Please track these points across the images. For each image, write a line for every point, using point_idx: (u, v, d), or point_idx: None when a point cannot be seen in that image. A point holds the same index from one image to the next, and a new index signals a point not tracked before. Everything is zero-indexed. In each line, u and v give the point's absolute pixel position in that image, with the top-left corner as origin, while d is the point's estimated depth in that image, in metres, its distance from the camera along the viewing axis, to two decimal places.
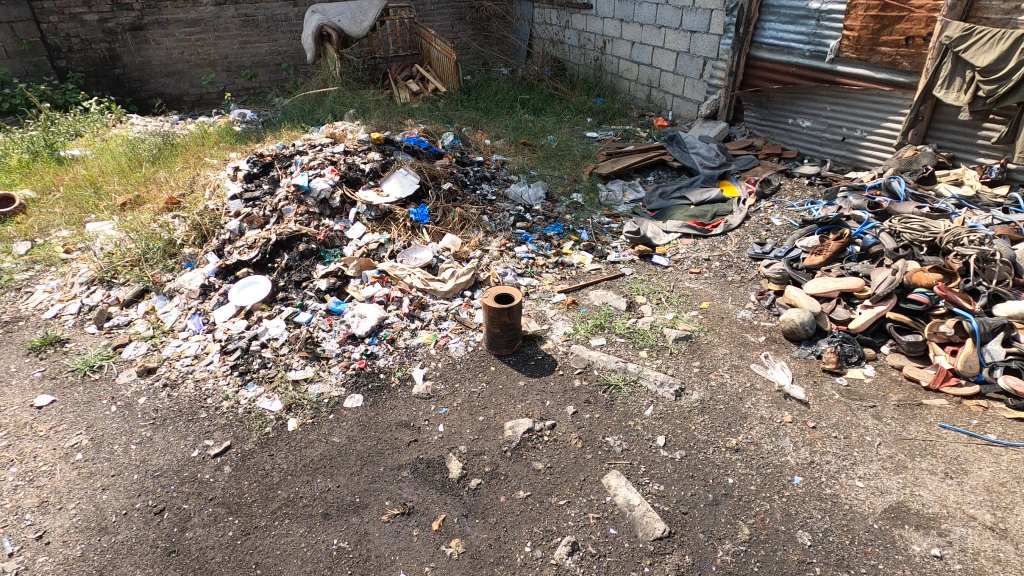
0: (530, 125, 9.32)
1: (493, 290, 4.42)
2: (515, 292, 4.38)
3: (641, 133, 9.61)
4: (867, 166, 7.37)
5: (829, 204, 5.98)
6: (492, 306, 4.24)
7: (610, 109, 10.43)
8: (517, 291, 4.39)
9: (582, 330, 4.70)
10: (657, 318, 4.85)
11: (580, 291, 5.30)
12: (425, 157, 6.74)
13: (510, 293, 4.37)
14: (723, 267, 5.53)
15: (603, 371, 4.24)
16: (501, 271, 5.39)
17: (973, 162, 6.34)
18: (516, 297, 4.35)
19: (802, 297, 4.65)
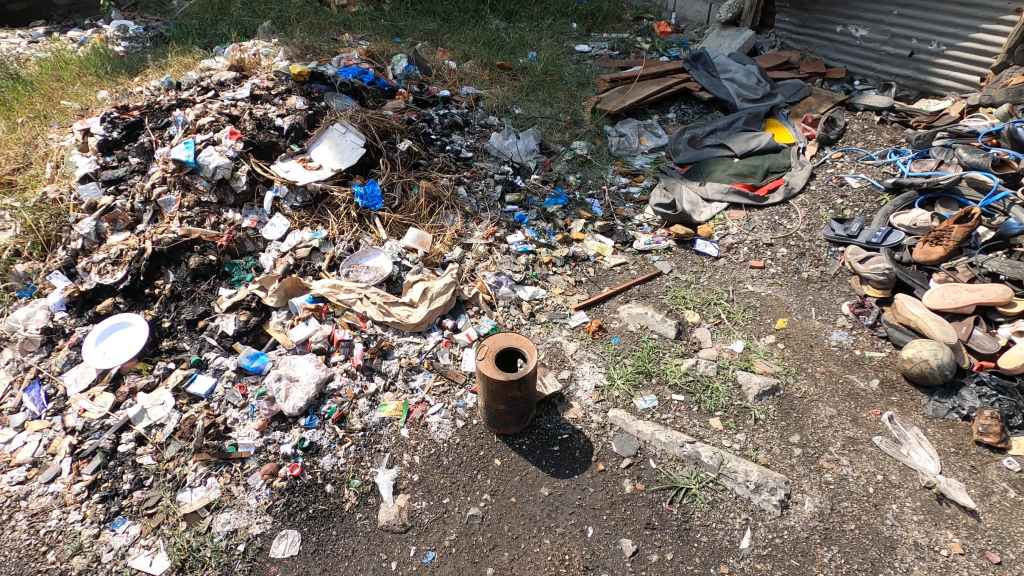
0: (504, 37, 7.22)
1: (489, 342, 2.87)
2: (523, 344, 2.86)
3: (643, 42, 7.62)
4: (940, 92, 5.80)
5: (922, 155, 4.48)
6: (491, 376, 2.73)
7: (601, 9, 8.29)
8: (527, 342, 2.87)
9: (620, 378, 3.27)
10: (721, 352, 3.42)
11: (605, 306, 3.79)
12: (369, 98, 4.79)
13: (517, 347, 2.85)
14: (793, 258, 4.06)
15: (662, 461, 2.86)
16: (494, 281, 3.79)
17: None
18: (527, 354, 2.82)
19: (932, 321, 3.27)
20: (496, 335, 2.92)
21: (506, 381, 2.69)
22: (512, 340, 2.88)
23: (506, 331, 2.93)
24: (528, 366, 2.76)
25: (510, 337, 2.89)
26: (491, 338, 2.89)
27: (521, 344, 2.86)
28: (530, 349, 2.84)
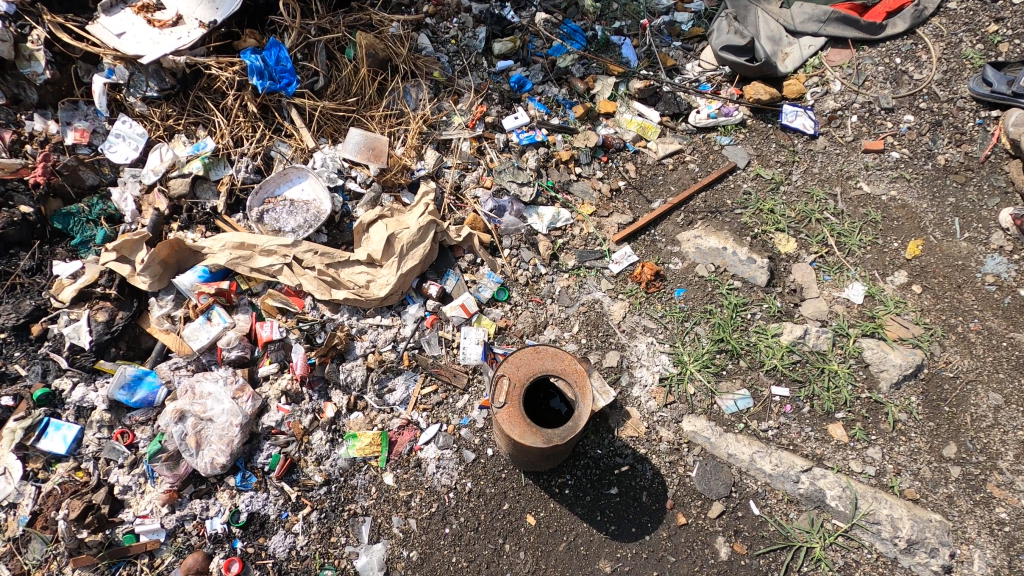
0: None
1: (509, 368, 1.76)
2: (564, 370, 1.78)
3: None
4: None
5: None
6: (520, 436, 1.68)
7: None
8: (572, 362, 1.79)
9: (693, 363, 2.24)
10: (833, 307, 2.36)
11: (657, 233, 2.56)
12: None
13: (557, 375, 1.77)
14: (924, 133, 2.75)
15: (767, 503, 2.00)
16: (493, 207, 2.49)
17: None
18: (574, 388, 1.75)
19: None
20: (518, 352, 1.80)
21: (547, 446, 1.66)
22: (546, 362, 1.78)
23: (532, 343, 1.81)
24: (578, 412, 1.72)
25: (543, 356, 1.79)
26: (511, 360, 1.77)
27: (562, 368, 1.78)
28: (578, 377, 1.77)
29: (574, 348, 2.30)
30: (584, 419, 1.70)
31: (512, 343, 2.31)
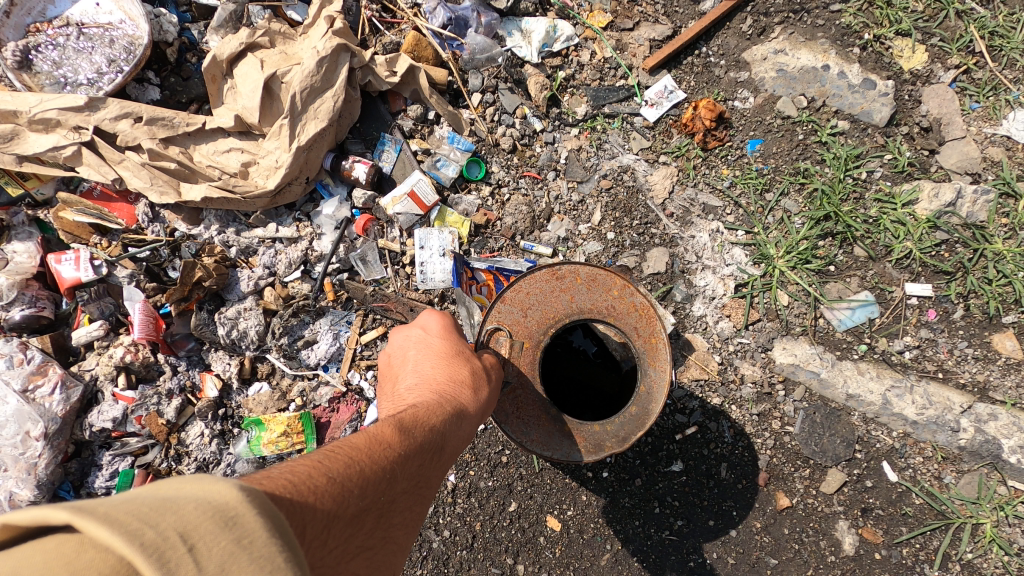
0: None
1: (509, 318, 0.95)
2: (613, 310, 0.97)
3: None
4: None
5: None
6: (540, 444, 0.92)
7: None
8: (631, 289, 0.97)
9: (783, 257, 1.43)
10: (988, 152, 1.52)
11: (712, 52, 1.61)
12: None
13: (599, 320, 0.97)
14: None
15: (908, 464, 1.31)
16: (448, 20, 1.47)
17: None
18: (632, 344, 0.97)
19: None
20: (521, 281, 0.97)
21: (591, 457, 0.93)
22: (577, 297, 0.96)
23: (548, 262, 0.98)
24: (641, 388, 0.95)
25: (571, 283, 0.97)
26: (512, 300, 0.95)
27: (608, 306, 0.97)
28: (638, 321, 0.97)
29: (596, 249, 1.47)
30: (656, 404, 0.95)
31: (497, 250, 1.45)
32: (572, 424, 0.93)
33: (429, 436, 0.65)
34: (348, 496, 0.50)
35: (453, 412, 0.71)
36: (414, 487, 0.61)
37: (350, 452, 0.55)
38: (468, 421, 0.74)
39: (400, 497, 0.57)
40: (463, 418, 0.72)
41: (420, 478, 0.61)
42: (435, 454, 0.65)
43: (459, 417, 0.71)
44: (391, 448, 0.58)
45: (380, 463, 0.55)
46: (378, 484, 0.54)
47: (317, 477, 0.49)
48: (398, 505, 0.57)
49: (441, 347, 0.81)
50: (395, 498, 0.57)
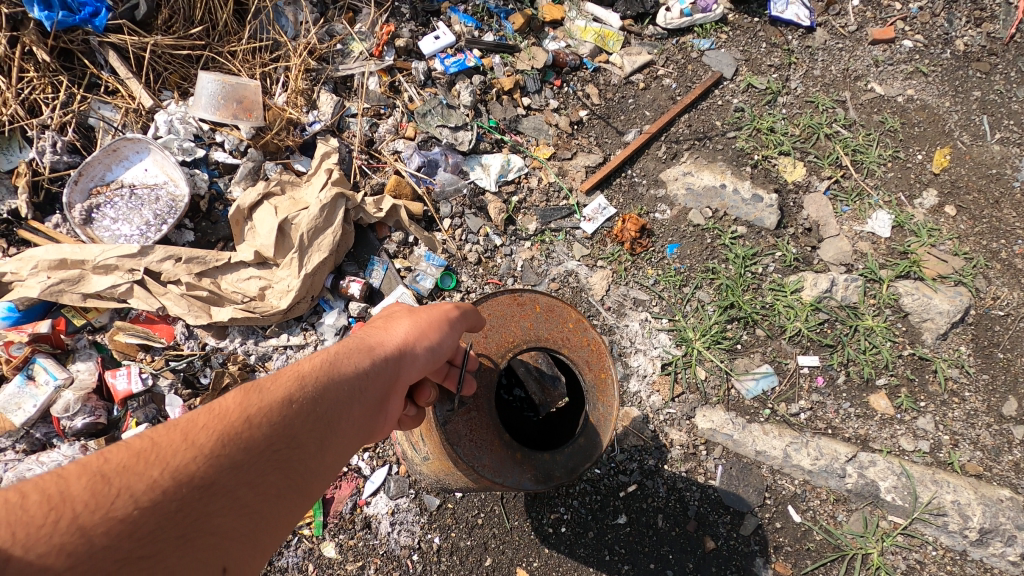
0: None
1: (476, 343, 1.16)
2: (568, 341, 1.27)
3: None
4: None
5: None
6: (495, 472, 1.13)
7: None
8: (588, 335, 1.29)
9: (700, 340, 1.77)
10: (857, 246, 1.91)
11: (636, 174, 2.01)
12: None
13: (554, 348, 1.25)
14: (939, 14, 2.28)
15: (808, 507, 1.61)
16: (421, 164, 1.87)
17: None
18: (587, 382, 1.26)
19: None
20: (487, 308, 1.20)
21: (541, 485, 1.18)
22: (535, 326, 1.25)
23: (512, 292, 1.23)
24: (593, 418, 1.25)
25: (531, 320, 1.25)
26: (480, 319, 1.18)
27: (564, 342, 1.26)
28: (589, 356, 1.27)
29: None
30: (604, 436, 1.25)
31: None
32: (524, 456, 1.17)
33: (288, 397, 0.63)
34: (121, 491, 0.48)
35: (331, 366, 0.69)
36: (272, 455, 0.59)
37: (164, 437, 0.54)
38: (362, 370, 0.72)
39: (243, 471, 0.56)
40: (344, 368, 0.70)
41: (271, 446, 0.59)
42: (301, 417, 0.63)
43: (339, 372, 0.69)
44: (217, 421, 0.57)
45: (196, 438, 0.55)
46: (189, 464, 0.53)
47: (76, 476, 0.48)
48: (242, 484, 0.55)
49: (368, 327, 0.83)
50: (224, 476, 0.54)
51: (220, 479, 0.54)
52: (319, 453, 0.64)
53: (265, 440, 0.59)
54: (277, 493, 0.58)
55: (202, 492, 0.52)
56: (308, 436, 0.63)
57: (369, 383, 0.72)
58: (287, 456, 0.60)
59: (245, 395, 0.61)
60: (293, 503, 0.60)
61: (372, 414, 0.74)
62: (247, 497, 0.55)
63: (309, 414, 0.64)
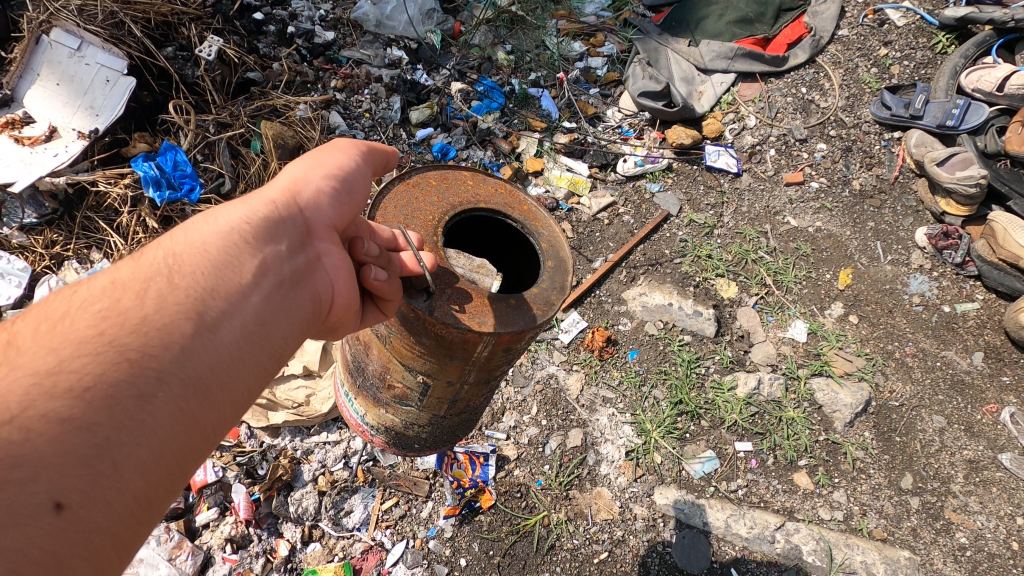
0: None
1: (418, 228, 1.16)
2: (479, 196, 1.30)
3: None
4: None
5: None
6: (513, 319, 1.12)
7: None
8: (490, 182, 1.34)
9: (656, 431, 2.21)
10: (780, 349, 2.40)
11: (603, 293, 2.53)
12: None
13: (472, 204, 1.27)
14: (838, 160, 2.90)
15: (748, 569, 1.99)
16: None
17: None
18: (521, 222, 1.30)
19: None
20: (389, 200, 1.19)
21: (549, 312, 1.18)
22: (442, 197, 1.25)
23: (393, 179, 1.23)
24: (544, 244, 1.29)
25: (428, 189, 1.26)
26: (387, 220, 1.15)
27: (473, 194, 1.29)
28: (504, 199, 1.32)
29: (535, 432, 2.21)
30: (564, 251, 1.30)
31: (470, 437, 2.19)
32: (521, 298, 1.17)
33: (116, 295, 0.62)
34: None
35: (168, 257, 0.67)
36: (145, 339, 0.60)
37: None
38: (239, 221, 0.73)
39: (84, 382, 0.56)
40: (194, 244, 0.69)
41: (104, 347, 0.58)
42: (137, 310, 0.61)
43: (178, 261, 0.67)
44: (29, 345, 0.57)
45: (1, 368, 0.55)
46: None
47: None
48: (91, 394, 0.55)
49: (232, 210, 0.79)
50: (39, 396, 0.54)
51: (43, 393, 0.54)
52: (205, 324, 0.64)
53: (130, 327, 0.60)
54: (150, 392, 0.59)
55: (32, 417, 0.52)
56: (176, 311, 0.63)
57: (260, 241, 0.73)
58: (157, 338, 0.61)
59: (72, 306, 0.62)
60: (185, 386, 0.61)
61: (291, 277, 0.76)
62: (107, 413, 0.55)
63: (173, 293, 0.64)
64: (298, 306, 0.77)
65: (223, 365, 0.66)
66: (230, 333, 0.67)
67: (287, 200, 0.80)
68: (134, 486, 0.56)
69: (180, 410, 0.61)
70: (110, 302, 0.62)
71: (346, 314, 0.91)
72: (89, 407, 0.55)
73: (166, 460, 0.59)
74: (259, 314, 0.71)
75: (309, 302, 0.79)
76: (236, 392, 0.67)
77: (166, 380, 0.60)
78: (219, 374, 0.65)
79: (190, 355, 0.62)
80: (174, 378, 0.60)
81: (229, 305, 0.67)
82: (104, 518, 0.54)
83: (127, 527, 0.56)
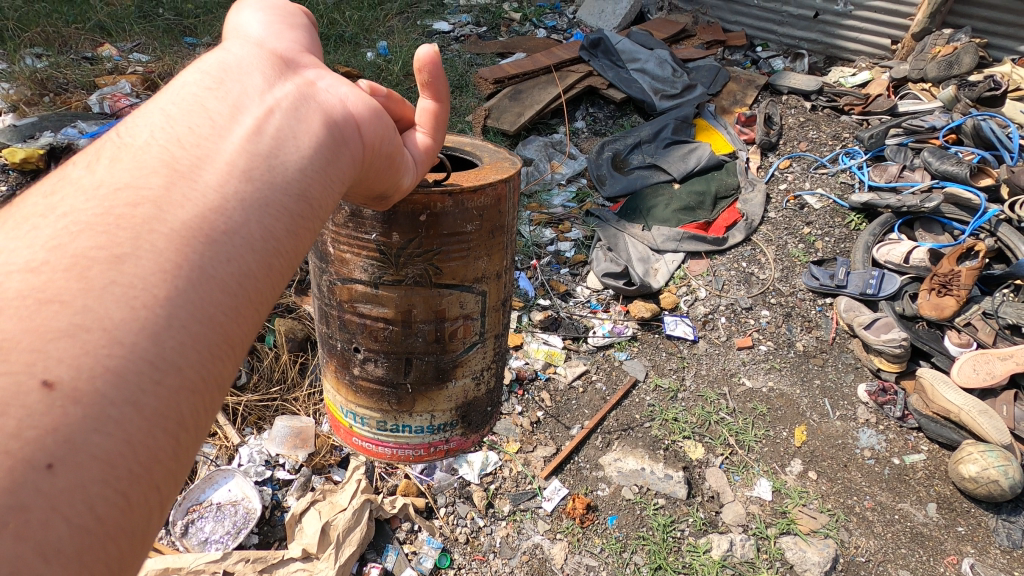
0: (324, 10, 5.28)
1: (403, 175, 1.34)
2: None
3: (501, 5, 5.87)
4: (846, 58, 4.97)
5: (866, 169, 3.87)
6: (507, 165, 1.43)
7: None
8: None
9: None
10: (749, 508, 2.58)
11: (582, 459, 2.74)
12: None
13: None
14: (781, 324, 3.30)
15: None
16: (424, 466, 2.61)
17: (1013, 51, 4.30)
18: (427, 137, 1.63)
19: (989, 423, 2.69)
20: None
21: (511, 161, 1.49)
22: None
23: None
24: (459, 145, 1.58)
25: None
26: None
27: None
28: None
29: None
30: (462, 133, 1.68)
31: None
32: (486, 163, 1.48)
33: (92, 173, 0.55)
34: None
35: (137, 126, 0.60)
36: (108, 193, 0.52)
37: None
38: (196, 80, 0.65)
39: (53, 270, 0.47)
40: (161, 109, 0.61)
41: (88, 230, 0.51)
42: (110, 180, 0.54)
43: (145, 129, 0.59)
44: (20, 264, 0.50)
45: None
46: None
47: None
48: (50, 268, 0.47)
49: None
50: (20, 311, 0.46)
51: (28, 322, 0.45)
52: (183, 173, 0.56)
53: (95, 187, 0.53)
54: (122, 251, 0.50)
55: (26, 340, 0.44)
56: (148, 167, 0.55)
57: (220, 78, 0.67)
58: (127, 196, 0.53)
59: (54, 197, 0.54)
60: (175, 235, 0.52)
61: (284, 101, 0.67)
62: (72, 288, 0.47)
63: (133, 148, 0.57)
64: (303, 120, 0.67)
65: (227, 203, 0.56)
66: (220, 173, 0.58)
67: (236, 43, 0.73)
68: (136, 361, 0.47)
69: (176, 266, 0.51)
70: (79, 171, 0.56)
71: (391, 144, 0.84)
72: (44, 291, 0.46)
73: (217, 335, 0.53)
74: (259, 134, 0.62)
75: (324, 121, 0.69)
76: (247, 234, 0.57)
77: (148, 232, 0.51)
78: (213, 206, 0.55)
79: (171, 197, 0.54)
80: (154, 228, 0.52)
81: (204, 137, 0.59)
82: (113, 388, 0.46)
83: (159, 402, 0.48)
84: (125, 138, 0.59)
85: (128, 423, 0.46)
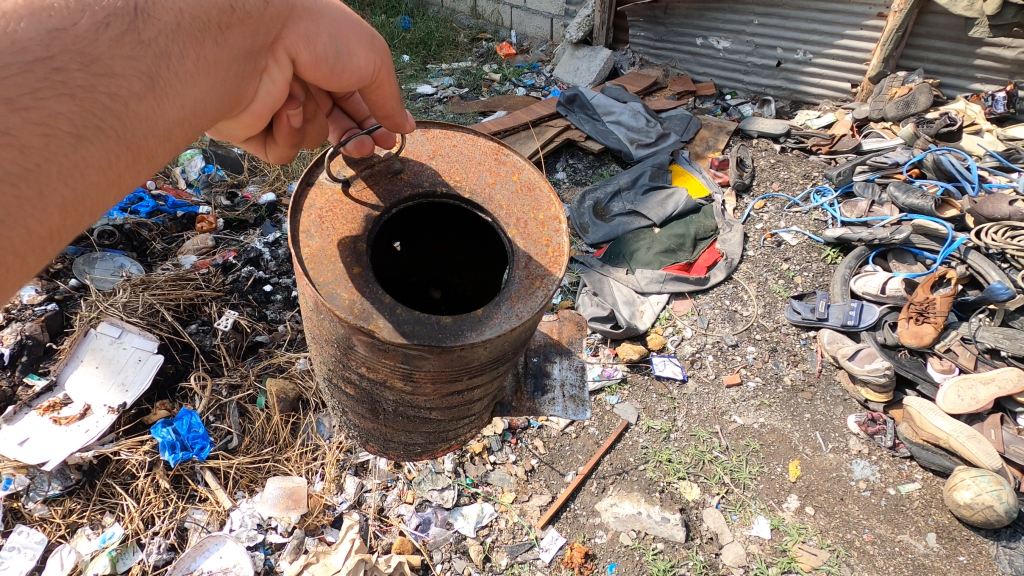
0: None
1: (379, 191, 1.43)
2: (521, 226, 1.45)
3: (480, 66, 6.15)
4: (810, 101, 5.21)
5: (838, 204, 4.02)
6: (315, 278, 1.31)
7: (426, 28, 6.45)
8: (544, 236, 1.44)
9: None
10: (749, 548, 2.57)
11: (578, 505, 2.72)
12: (160, 263, 3.33)
13: (500, 215, 1.46)
14: (767, 359, 3.35)
15: None
16: (418, 522, 2.58)
17: (965, 89, 4.56)
18: (516, 285, 1.37)
19: (977, 447, 2.72)
20: (418, 137, 1.54)
21: (393, 335, 1.27)
22: (495, 189, 1.49)
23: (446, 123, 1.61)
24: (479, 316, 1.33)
25: (493, 192, 1.48)
26: (441, 145, 1.54)
27: (524, 229, 1.45)
28: (540, 251, 1.42)
29: None
30: (501, 331, 1.29)
31: None
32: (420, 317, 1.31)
33: (96, 29, 0.71)
34: None
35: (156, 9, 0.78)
36: (95, 74, 0.70)
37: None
38: (217, 17, 0.86)
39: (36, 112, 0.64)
40: (184, 17, 0.81)
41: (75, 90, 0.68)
42: (105, 58, 0.71)
43: (153, 22, 0.77)
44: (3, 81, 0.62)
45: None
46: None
47: None
48: (28, 116, 0.63)
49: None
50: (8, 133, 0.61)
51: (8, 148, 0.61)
52: (155, 93, 0.77)
53: (89, 61, 0.69)
54: (84, 134, 0.68)
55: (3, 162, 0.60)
56: (135, 70, 0.74)
57: (225, 34, 0.88)
58: (105, 87, 0.71)
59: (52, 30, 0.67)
60: (120, 144, 0.72)
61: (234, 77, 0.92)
62: (38, 140, 0.63)
63: (138, 43, 0.75)
64: (224, 103, 0.92)
65: (158, 137, 0.78)
66: (173, 108, 0.79)
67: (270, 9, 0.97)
68: (51, 223, 0.65)
69: (110, 165, 0.71)
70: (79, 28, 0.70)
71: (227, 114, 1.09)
72: (21, 132, 0.62)
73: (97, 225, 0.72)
74: (203, 92, 0.86)
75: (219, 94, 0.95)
76: (154, 165, 0.79)
77: (107, 130, 0.71)
78: (149, 138, 0.76)
79: (134, 115, 0.74)
80: (113, 132, 0.71)
81: (181, 79, 0.80)
82: (27, 230, 0.62)
83: (50, 254, 0.66)
84: (138, 23, 0.76)
85: (16, 266, 0.62)
